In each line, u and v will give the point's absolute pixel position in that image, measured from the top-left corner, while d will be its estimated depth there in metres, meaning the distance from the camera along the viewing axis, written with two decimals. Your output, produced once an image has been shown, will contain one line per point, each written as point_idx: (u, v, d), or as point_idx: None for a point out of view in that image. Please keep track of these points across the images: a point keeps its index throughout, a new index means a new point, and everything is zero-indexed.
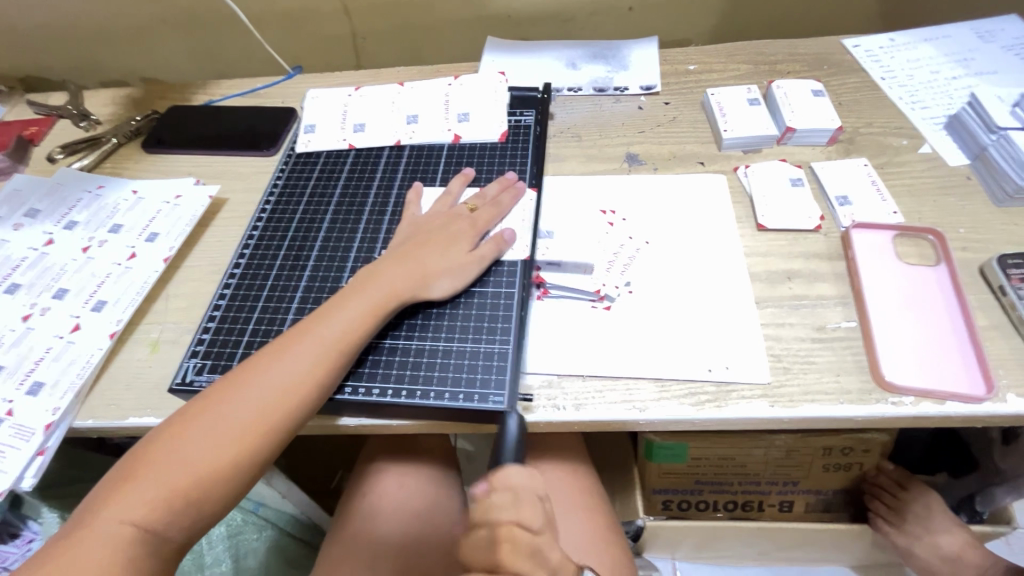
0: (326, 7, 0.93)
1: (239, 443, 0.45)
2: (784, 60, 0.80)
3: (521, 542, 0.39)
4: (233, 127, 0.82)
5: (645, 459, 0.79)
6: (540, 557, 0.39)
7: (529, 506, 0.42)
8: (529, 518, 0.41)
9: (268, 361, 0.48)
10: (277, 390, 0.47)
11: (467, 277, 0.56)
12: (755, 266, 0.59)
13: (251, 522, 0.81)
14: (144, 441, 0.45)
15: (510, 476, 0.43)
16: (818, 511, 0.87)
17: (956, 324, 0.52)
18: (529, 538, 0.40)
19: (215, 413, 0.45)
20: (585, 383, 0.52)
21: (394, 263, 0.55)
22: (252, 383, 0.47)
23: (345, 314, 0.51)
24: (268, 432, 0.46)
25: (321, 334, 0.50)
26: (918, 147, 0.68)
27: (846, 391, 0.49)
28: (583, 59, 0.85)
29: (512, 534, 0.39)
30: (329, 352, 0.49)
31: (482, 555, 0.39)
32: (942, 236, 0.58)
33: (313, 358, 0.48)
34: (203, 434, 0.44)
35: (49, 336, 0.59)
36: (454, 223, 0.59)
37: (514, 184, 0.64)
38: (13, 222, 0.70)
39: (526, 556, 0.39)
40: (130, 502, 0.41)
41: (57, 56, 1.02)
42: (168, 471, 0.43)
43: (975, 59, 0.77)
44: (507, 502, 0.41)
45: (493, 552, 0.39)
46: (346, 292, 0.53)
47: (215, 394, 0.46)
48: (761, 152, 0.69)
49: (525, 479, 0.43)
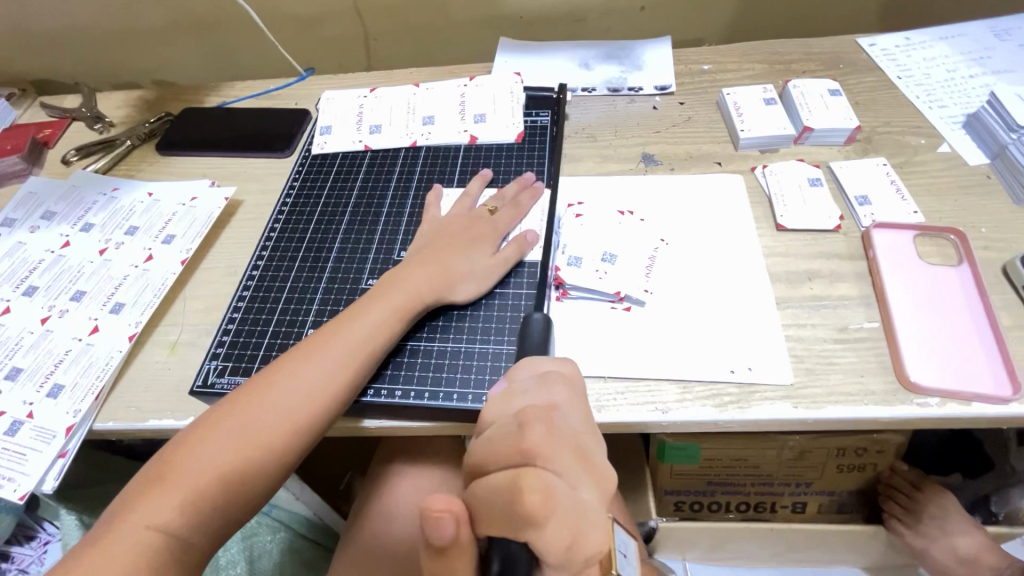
0: (339, 8, 0.93)
1: (264, 445, 0.44)
2: (799, 59, 0.80)
3: (562, 431, 0.32)
4: (246, 129, 0.82)
5: (659, 461, 0.79)
6: (583, 455, 0.32)
7: (557, 386, 0.37)
8: (559, 399, 0.36)
9: (293, 363, 0.48)
10: (303, 393, 0.46)
11: (489, 279, 0.56)
12: (775, 266, 0.58)
13: (265, 524, 0.82)
14: (169, 445, 0.44)
15: (536, 365, 0.40)
16: (830, 512, 0.87)
17: (980, 325, 0.52)
18: (566, 432, 0.33)
19: (242, 416, 0.45)
20: (607, 385, 0.52)
21: (417, 266, 0.55)
22: (277, 386, 0.47)
23: (369, 316, 0.51)
24: (294, 435, 0.46)
25: (347, 338, 0.49)
26: (936, 146, 0.67)
27: (871, 391, 0.49)
28: (596, 59, 0.85)
29: (544, 417, 0.32)
30: (354, 354, 0.49)
31: (506, 445, 0.31)
32: (964, 235, 0.58)
33: (339, 362, 0.48)
34: (228, 437, 0.44)
35: (68, 338, 0.59)
36: (476, 226, 0.60)
37: (532, 185, 0.65)
38: (30, 225, 0.70)
39: (558, 440, 0.32)
40: (156, 506, 0.41)
41: (69, 59, 1.03)
42: (193, 475, 0.42)
43: (992, 58, 0.76)
44: (530, 387, 0.37)
45: (519, 439, 0.31)
46: (369, 295, 0.53)
47: (239, 396, 0.46)
48: (778, 152, 0.69)
49: (558, 370, 0.39)
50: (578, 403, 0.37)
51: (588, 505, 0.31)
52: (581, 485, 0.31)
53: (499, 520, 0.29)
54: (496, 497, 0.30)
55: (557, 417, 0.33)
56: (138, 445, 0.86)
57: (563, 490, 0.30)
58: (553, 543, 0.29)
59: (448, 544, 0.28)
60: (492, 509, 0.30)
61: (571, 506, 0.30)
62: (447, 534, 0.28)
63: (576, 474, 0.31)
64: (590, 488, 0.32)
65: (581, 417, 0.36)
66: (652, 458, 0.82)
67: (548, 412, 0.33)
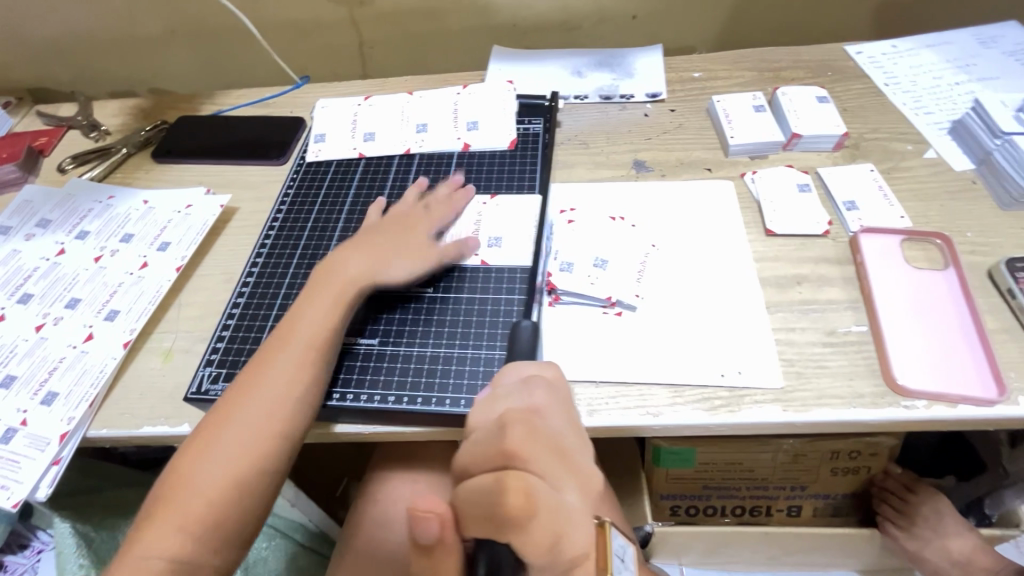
0: (334, 17, 0.94)
1: (246, 460, 0.45)
2: (788, 67, 0.81)
3: (541, 434, 0.33)
4: (241, 137, 0.82)
5: (654, 465, 0.80)
6: (565, 459, 0.33)
7: (539, 392, 0.38)
8: (541, 402, 0.37)
9: (252, 376, 0.48)
10: (265, 400, 0.47)
11: (426, 263, 0.57)
12: (765, 271, 0.59)
13: (260, 530, 0.82)
14: (162, 474, 0.45)
15: (518, 370, 0.42)
16: (825, 515, 0.88)
17: (966, 328, 0.53)
18: (548, 436, 0.33)
19: (222, 435, 0.46)
20: (599, 390, 0.52)
21: (350, 260, 0.56)
22: (242, 399, 0.47)
23: (313, 316, 0.52)
24: (270, 443, 0.46)
25: (293, 342, 0.50)
26: (923, 152, 0.68)
27: (859, 394, 0.50)
28: (589, 66, 0.86)
29: (524, 420, 0.33)
30: (304, 354, 0.49)
31: (487, 449, 0.32)
32: (950, 240, 0.58)
33: (293, 365, 0.49)
34: (211, 458, 0.45)
35: (62, 346, 0.59)
36: (411, 222, 0.61)
37: (460, 184, 0.67)
38: (25, 233, 0.70)
39: (540, 442, 0.32)
40: (156, 535, 0.42)
41: (65, 68, 1.03)
42: (187, 502, 0.43)
43: (977, 65, 0.77)
44: (513, 391, 0.38)
45: (502, 442, 0.32)
46: (309, 297, 0.54)
47: (211, 418, 0.47)
48: (768, 158, 0.70)
49: (540, 374, 0.41)
50: (561, 406, 0.37)
51: (569, 508, 0.32)
52: (562, 487, 0.32)
53: (480, 522, 0.30)
54: (478, 501, 0.30)
55: (537, 422, 0.34)
56: (134, 453, 0.86)
57: (546, 491, 0.30)
58: (535, 544, 0.29)
59: (432, 543, 0.30)
60: (472, 512, 0.30)
61: (552, 507, 0.30)
62: (431, 533, 0.30)
63: (558, 478, 0.32)
64: (572, 490, 0.32)
65: (564, 420, 0.36)
66: (647, 462, 0.83)
67: (528, 416, 0.34)
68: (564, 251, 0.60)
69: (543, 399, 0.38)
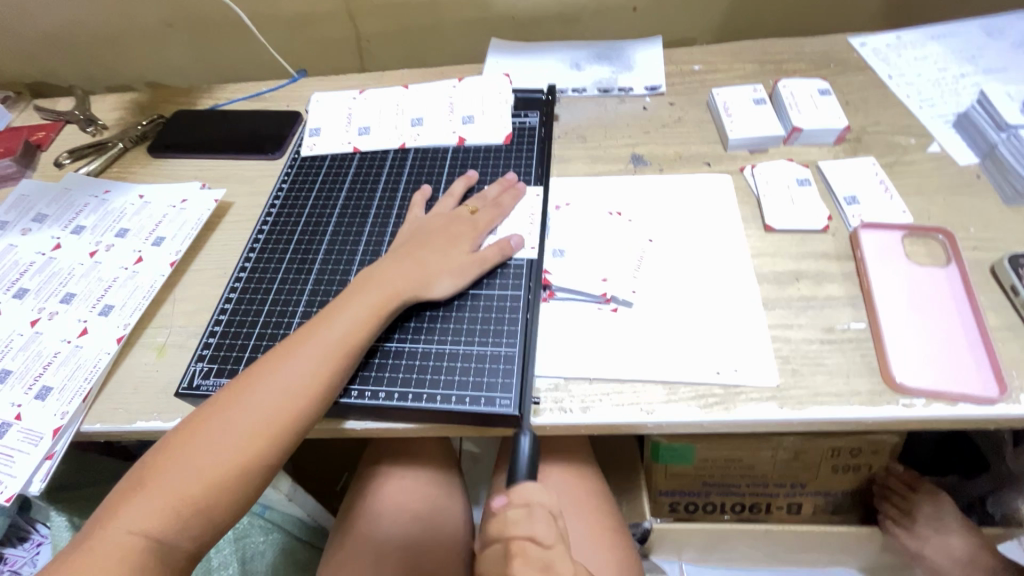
0: (331, 9, 0.94)
1: (247, 450, 0.44)
2: (790, 59, 0.80)
3: (530, 559, 0.39)
4: (237, 131, 0.82)
5: (652, 461, 0.79)
6: (553, 574, 0.38)
7: (543, 520, 0.41)
8: (543, 533, 0.41)
9: (272, 368, 0.48)
10: (281, 398, 0.46)
11: (466, 277, 0.56)
12: (763, 267, 0.58)
13: (257, 524, 0.81)
14: (154, 448, 0.45)
15: (527, 493, 0.43)
16: (825, 512, 0.87)
17: (968, 325, 0.51)
18: (540, 553, 0.40)
19: (223, 420, 0.45)
20: (592, 386, 0.52)
21: (399, 261, 0.55)
22: (257, 388, 0.46)
23: (345, 316, 0.51)
24: (276, 438, 0.45)
25: (324, 337, 0.49)
26: (926, 146, 0.67)
27: (856, 392, 0.49)
28: (587, 59, 0.85)
29: (524, 550, 0.40)
30: (332, 354, 0.49)
31: (492, 567, 0.41)
32: (953, 234, 0.57)
33: (316, 362, 0.48)
34: (211, 442, 0.44)
35: (57, 340, 0.59)
36: (457, 225, 0.60)
37: (515, 185, 0.65)
38: (22, 227, 0.70)
39: (532, 570, 0.39)
40: (140, 510, 0.41)
41: (62, 62, 1.03)
42: (177, 478, 0.42)
43: (983, 57, 0.76)
44: (519, 516, 0.42)
45: (506, 567, 0.40)
46: (347, 292, 0.53)
47: (220, 400, 0.46)
48: (768, 152, 0.69)
49: (546, 496, 0.44)
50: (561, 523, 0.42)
51: None
52: None
53: None
54: None
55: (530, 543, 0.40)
56: (134, 446, 0.86)
57: None
58: None
59: None
60: None
61: None
62: None
63: None
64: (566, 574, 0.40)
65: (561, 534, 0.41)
66: (645, 458, 0.82)
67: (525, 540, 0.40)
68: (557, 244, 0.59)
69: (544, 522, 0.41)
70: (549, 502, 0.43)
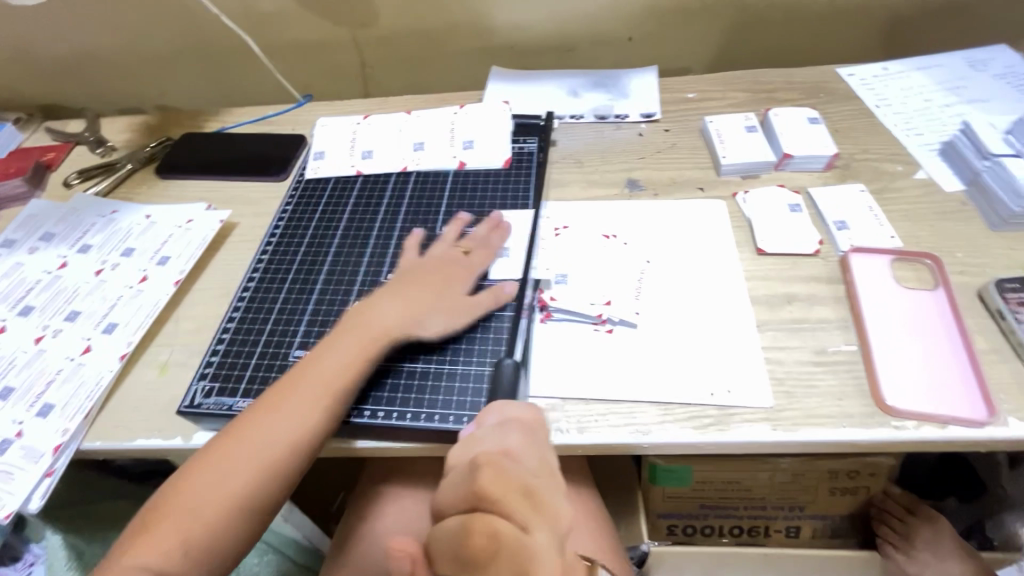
0: (338, 38, 0.97)
1: (242, 493, 0.46)
2: (780, 88, 0.82)
3: (510, 474, 0.32)
4: (242, 154, 0.84)
5: (650, 484, 0.79)
6: (533, 497, 0.32)
7: (517, 443, 0.36)
8: (518, 450, 0.35)
9: (261, 412, 0.49)
10: (271, 442, 0.47)
11: (458, 323, 0.56)
12: (756, 290, 0.59)
13: (253, 544, 0.82)
14: (159, 490, 0.47)
15: (503, 414, 0.41)
16: (824, 536, 0.87)
17: (957, 349, 0.53)
18: (516, 474, 0.32)
19: (216, 466, 0.46)
20: (588, 407, 0.52)
21: (393, 303, 0.56)
22: (248, 433, 0.48)
23: (332, 359, 0.51)
24: (270, 481, 0.47)
25: (313, 379, 0.50)
26: (913, 173, 0.69)
27: (849, 414, 0.50)
28: (584, 87, 0.87)
29: (496, 463, 0.33)
30: (319, 398, 0.49)
31: (457, 490, 0.32)
32: (939, 260, 0.59)
33: (305, 406, 0.49)
34: (206, 487, 0.46)
35: (61, 358, 0.60)
36: (453, 269, 0.60)
37: (502, 224, 0.65)
38: (30, 246, 0.72)
39: (511, 482, 0.32)
40: (144, 550, 0.43)
41: (75, 86, 1.06)
42: (177, 521, 0.45)
43: (967, 87, 0.78)
44: (489, 434, 0.37)
45: (471, 483, 0.31)
46: (334, 335, 0.54)
47: (212, 443, 0.48)
48: (760, 178, 0.71)
49: (519, 417, 0.40)
50: (537, 448, 0.37)
51: (538, 547, 0.30)
52: (531, 527, 0.30)
53: (449, 562, 0.29)
54: (446, 541, 0.30)
55: (508, 461, 0.34)
56: (129, 465, 0.86)
57: (509, 532, 0.29)
58: None
59: None
60: (442, 554, 0.30)
61: (514, 550, 0.29)
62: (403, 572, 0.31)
63: (526, 516, 0.31)
64: (543, 529, 0.31)
65: (538, 458, 0.36)
66: (643, 480, 0.82)
67: (500, 457, 0.34)
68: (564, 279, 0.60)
69: (517, 442, 0.37)
70: (522, 423, 0.40)
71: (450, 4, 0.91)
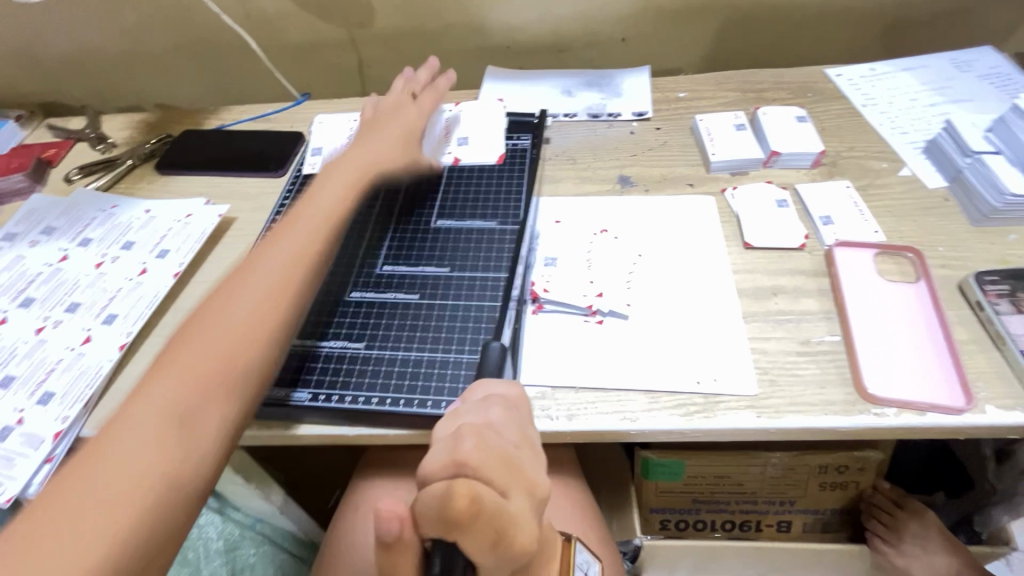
0: (336, 37, 0.98)
1: (225, 361, 0.46)
2: (770, 88, 0.84)
3: (491, 444, 0.33)
4: (241, 150, 0.85)
5: (643, 478, 0.80)
6: (512, 465, 0.33)
7: (499, 416, 0.38)
8: (498, 422, 0.37)
9: (233, 287, 0.50)
10: (230, 325, 0.47)
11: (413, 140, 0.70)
12: (742, 283, 0.61)
13: (249, 536, 0.81)
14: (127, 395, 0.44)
15: (486, 389, 0.42)
16: (815, 531, 0.88)
17: (937, 340, 0.54)
18: (495, 443, 0.34)
19: (191, 344, 0.46)
20: (578, 395, 0.53)
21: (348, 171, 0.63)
22: (223, 308, 0.49)
23: (278, 251, 0.53)
24: (257, 343, 0.48)
25: (284, 246, 0.54)
26: (898, 170, 0.70)
27: (831, 402, 0.51)
28: (578, 86, 0.89)
29: (476, 433, 0.34)
30: (293, 259, 0.53)
31: (441, 458, 0.32)
32: (921, 254, 0.60)
33: (280, 266, 0.52)
34: (182, 367, 0.45)
35: (61, 347, 0.61)
36: (395, 121, 0.70)
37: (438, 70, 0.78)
38: (31, 239, 0.73)
39: (491, 452, 0.33)
40: (126, 433, 0.40)
41: (76, 84, 1.08)
42: (154, 407, 0.42)
43: (952, 88, 0.80)
44: (471, 409, 0.39)
45: (453, 451, 0.32)
46: (286, 225, 0.56)
47: (189, 327, 0.48)
48: (749, 175, 0.72)
49: (501, 393, 0.42)
50: (517, 423, 0.39)
51: (516, 512, 0.32)
52: (510, 493, 0.32)
53: (433, 526, 0.31)
54: (431, 507, 0.31)
55: (489, 433, 0.35)
56: None
57: (491, 498, 0.31)
58: (479, 542, 0.31)
59: (393, 541, 0.32)
60: (427, 516, 0.31)
61: (496, 513, 0.31)
62: (392, 532, 0.32)
63: (504, 483, 0.32)
64: (521, 495, 0.33)
65: (518, 432, 0.37)
66: (636, 475, 0.83)
67: (481, 429, 0.35)
68: (556, 273, 0.61)
69: (499, 417, 0.38)
70: (504, 399, 0.41)
71: (446, 4, 0.92)
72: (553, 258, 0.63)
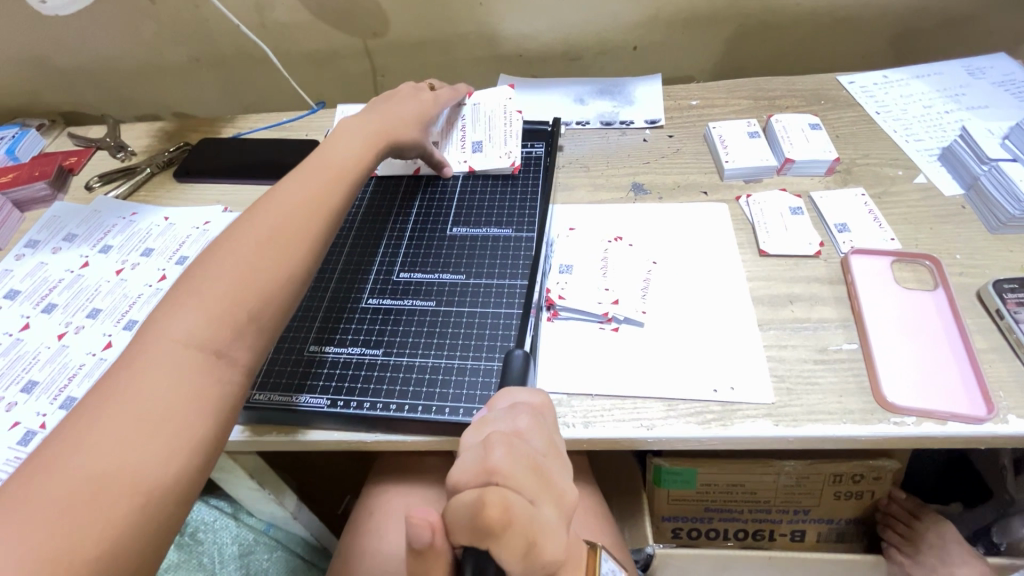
0: (350, 47, 1.00)
1: (235, 302, 0.44)
2: (783, 96, 0.84)
3: (521, 452, 0.34)
4: (257, 158, 0.86)
5: (655, 486, 0.80)
6: (540, 473, 0.33)
7: (526, 422, 0.38)
8: (526, 430, 0.37)
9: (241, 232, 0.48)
10: (213, 301, 0.43)
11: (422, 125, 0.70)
12: (758, 290, 0.61)
13: (263, 541, 0.81)
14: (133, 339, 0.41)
15: (513, 396, 0.42)
16: (830, 540, 0.87)
17: (955, 348, 0.54)
18: (524, 451, 0.34)
19: (197, 286, 0.44)
20: (594, 402, 0.54)
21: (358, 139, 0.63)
22: (231, 252, 0.47)
23: (291, 202, 0.52)
24: (267, 284, 0.46)
25: (291, 196, 0.53)
26: (913, 177, 0.70)
27: (850, 411, 0.51)
28: (590, 95, 0.90)
29: (507, 441, 0.34)
30: (305, 209, 0.52)
31: (472, 465, 0.32)
32: (939, 262, 0.60)
33: (289, 214, 0.51)
34: (190, 308, 0.42)
35: (83, 353, 0.62)
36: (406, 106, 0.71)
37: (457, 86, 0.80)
38: (53, 245, 0.75)
39: (520, 460, 0.33)
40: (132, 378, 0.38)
41: (97, 93, 1.10)
42: (162, 354, 0.39)
43: (967, 95, 0.80)
44: (500, 416, 0.39)
45: (484, 459, 0.33)
46: (294, 180, 0.55)
47: (197, 273, 0.45)
48: (762, 182, 0.73)
49: (528, 400, 0.42)
50: (545, 430, 0.39)
51: (544, 521, 0.32)
52: (539, 502, 0.33)
53: (466, 534, 0.31)
54: (462, 515, 0.31)
55: (519, 441, 0.35)
56: None
57: (521, 506, 0.31)
58: (510, 552, 0.31)
59: (424, 548, 0.32)
60: (459, 524, 0.31)
61: (526, 521, 0.31)
62: (423, 540, 0.32)
63: (532, 491, 0.33)
64: (548, 504, 0.33)
65: (546, 440, 0.38)
66: (649, 484, 0.83)
67: (511, 437, 0.35)
68: (572, 280, 0.61)
69: (527, 424, 0.38)
70: (531, 407, 0.41)
71: (459, 14, 0.94)
72: (569, 265, 0.63)
